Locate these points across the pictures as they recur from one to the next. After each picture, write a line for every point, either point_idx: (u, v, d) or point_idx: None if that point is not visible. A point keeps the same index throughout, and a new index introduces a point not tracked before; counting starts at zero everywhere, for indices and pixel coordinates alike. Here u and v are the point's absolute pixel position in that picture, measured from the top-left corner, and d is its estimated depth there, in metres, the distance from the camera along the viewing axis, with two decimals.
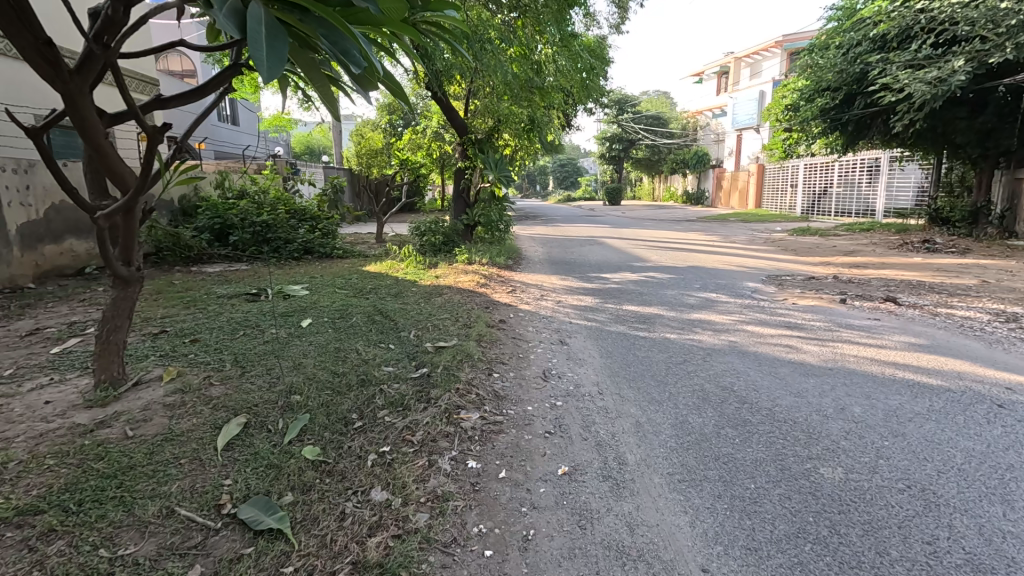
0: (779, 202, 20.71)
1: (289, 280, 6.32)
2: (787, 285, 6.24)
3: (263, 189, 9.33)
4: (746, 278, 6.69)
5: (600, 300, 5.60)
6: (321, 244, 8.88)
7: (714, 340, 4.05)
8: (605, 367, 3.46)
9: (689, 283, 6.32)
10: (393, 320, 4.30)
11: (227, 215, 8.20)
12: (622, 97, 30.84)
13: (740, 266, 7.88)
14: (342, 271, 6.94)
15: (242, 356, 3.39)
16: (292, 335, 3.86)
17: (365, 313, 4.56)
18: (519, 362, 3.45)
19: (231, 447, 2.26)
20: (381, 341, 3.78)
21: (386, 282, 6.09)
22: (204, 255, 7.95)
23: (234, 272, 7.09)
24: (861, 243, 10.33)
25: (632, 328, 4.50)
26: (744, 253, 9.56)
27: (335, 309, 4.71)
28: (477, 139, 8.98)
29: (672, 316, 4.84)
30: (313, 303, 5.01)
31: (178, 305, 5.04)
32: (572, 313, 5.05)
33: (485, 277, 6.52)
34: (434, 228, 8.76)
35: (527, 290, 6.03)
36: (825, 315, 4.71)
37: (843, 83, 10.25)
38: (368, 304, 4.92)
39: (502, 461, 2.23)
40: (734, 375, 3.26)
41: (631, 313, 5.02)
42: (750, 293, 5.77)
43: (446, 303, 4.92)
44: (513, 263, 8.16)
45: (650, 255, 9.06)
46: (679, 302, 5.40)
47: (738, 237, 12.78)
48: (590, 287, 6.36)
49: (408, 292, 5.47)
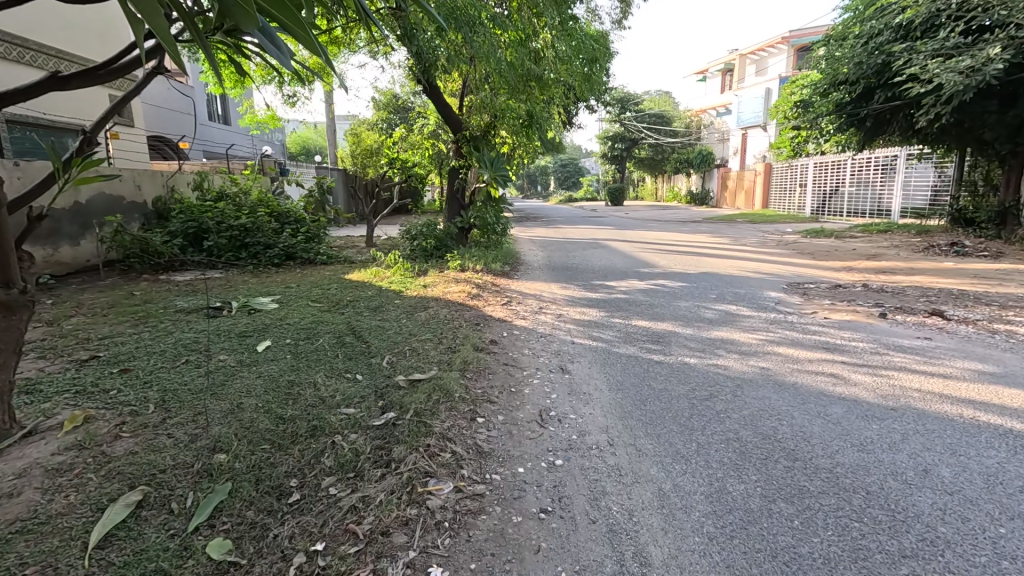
0: (787, 202, 20.07)
1: (260, 291, 5.70)
2: (813, 295, 5.61)
3: (244, 191, 8.73)
4: (766, 286, 6.08)
5: (605, 314, 4.98)
6: (305, 248, 8.26)
7: (743, 367, 3.41)
8: (614, 405, 2.84)
9: (703, 293, 5.69)
10: (366, 343, 3.68)
11: (202, 218, 7.60)
12: (625, 95, 30.22)
13: (756, 271, 7.25)
14: (322, 279, 6.34)
15: (173, 394, 2.77)
16: (242, 364, 3.23)
17: (335, 334, 3.93)
18: (510, 401, 2.82)
19: (107, 542, 1.65)
20: (346, 371, 3.17)
21: (368, 293, 5.47)
22: (176, 262, 7.34)
23: (205, 281, 6.48)
24: (882, 246, 9.65)
25: (643, 350, 3.87)
26: (758, 258, 8.93)
27: (301, 329, 4.09)
28: (472, 136, 8.40)
29: (689, 334, 4.22)
30: (279, 319, 4.39)
31: (126, 323, 4.41)
32: (574, 330, 4.41)
33: (478, 286, 5.91)
34: (426, 232, 8.14)
35: (524, 302, 5.40)
36: (866, 332, 4.09)
37: (861, 76, 9.55)
38: (341, 321, 4.30)
39: (479, 563, 1.62)
40: (776, 419, 2.64)
41: (642, 330, 4.39)
42: (773, 304, 5.14)
43: (430, 320, 4.30)
44: (511, 269, 7.55)
45: (658, 260, 8.43)
46: (695, 316, 4.78)
47: (748, 239, 12.12)
48: (594, 298, 5.74)
49: (390, 305, 4.86)
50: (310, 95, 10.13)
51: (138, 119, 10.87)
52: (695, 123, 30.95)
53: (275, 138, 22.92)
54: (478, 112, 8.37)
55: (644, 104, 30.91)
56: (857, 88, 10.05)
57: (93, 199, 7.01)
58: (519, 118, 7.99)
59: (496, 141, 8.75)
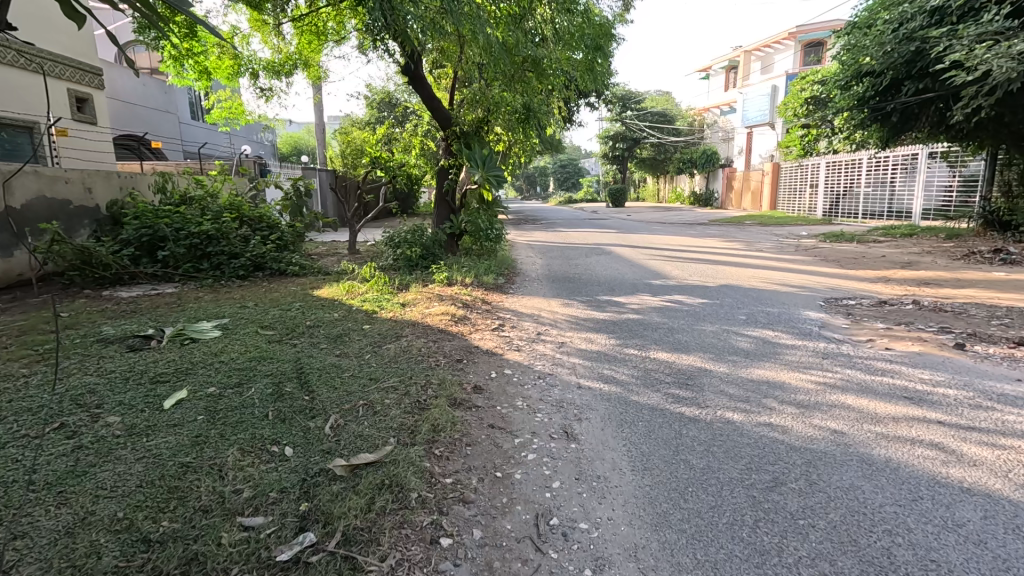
0: (796, 203, 19.23)
1: (207, 312, 4.83)
2: (860, 316, 4.76)
3: (211, 193, 7.88)
4: (802, 304, 5.22)
5: (617, 342, 4.10)
6: (275, 258, 7.39)
7: (809, 430, 2.54)
8: (642, 503, 1.99)
9: (729, 314, 4.83)
10: (311, 395, 2.82)
11: (158, 224, 6.70)
12: (625, 93, 29.40)
13: (784, 284, 6.40)
14: (286, 296, 5.49)
15: (2, 492, 1.89)
16: (132, 432, 2.36)
17: (274, 379, 3.06)
18: (492, 499, 1.97)
19: None
20: (270, 445, 2.32)
21: (333, 316, 4.60)
22: (126, 274, 6.48)
23: (152, 299, 5.62)
24: (913, 252, 8.80)
25: (670, 399, 3.01)
26: (780, 266, 8.11)
27: (236, 369, 3.23)
28: (463, 132, 7.60)
29: (726, 374, 3.35)
30: (213, 355, 3.52)
31: (24, 359, 3.56)
32: (580, 367, 3.55)
33: (465, 306, 5.05)
34: (410, 240, 7.28)
35: (518, 325, 4.53)
36: (948, 372, 3.23)
37: (889, 66, 8.73)
38: (289, 358, 3.45)
39: None
40: (884, 533, 1.79)
41: (665, 367, 3.52)
42: (818, 330, 4.28)
43: (401, 356, 3.44)
44: (506, 282, 6.67)
45: (669, 270, 7.56)
46: (727, 346, 3.91)
47: (763, 244, 11.26)
48: (601, 319, 4.86)
49: (356, 333, 4.01)
50: (287, 88, 9.35)
51: (101, 116, 10.04)
52: (698, 122, 30.07)
53: (262, 137, 21.98)
54: (470, 105, 7.56)
55: (646, 102, 29.94)
56: (883, 81, 9.23)
57: (30, 203, 6.27)
58: (515, 112, 7.23)
59: (489, 138, 7.93)
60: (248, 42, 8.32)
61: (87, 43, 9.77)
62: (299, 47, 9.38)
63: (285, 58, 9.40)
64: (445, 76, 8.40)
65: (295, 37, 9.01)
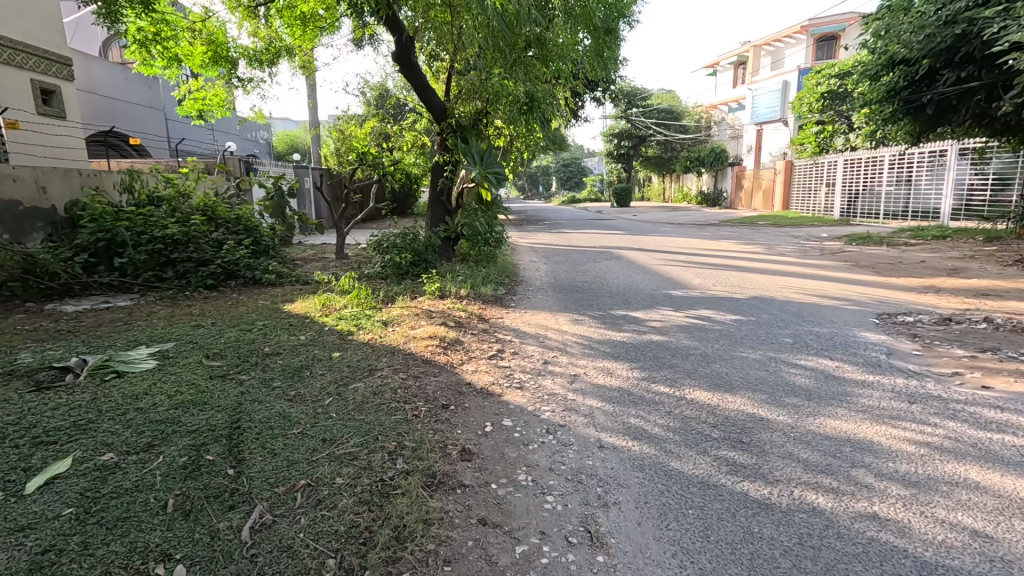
0: (810, 203, 18.42)
1: (152, 334, 4.06)
2: (928, 338, 3.99)
3: (183, 192, 7.13)
4: (854, 322, 4.44)
5: (642, 375, 3.33)
6: (249, 264, 6.66)
7: (937, 530, 1.78)
8: None
9: (770, 336, 4.04)
10: (240, 467, 2.07)
11: (116, 228, 5.93)
12: (630, 89, 28.58)
13: (823, 295, 5.62)
14: (251, 313, 4.72)
15: None
16: None
17: (198, 439, 2.29)
18: None
19: None
20: (151, 563, 1.56)
21: (298, 339, 3.83)
22: (77, 284, 5.75)
23: (98, 315, 4.88)
24: (954, 257, 8.02)
25: (725, 468, 2.24)
26: (810, 271, 7.36)
27: (154, 422, 2.47)
28: (459, 126, 6.92)
29: (790, 427, 2.58)
30: (133, 399, 2.75)
31: None
32: (600, 415, 2.76)
33: (457, 326, 4.26)
34: (400, 245, 6.50)
35: (521, 352, 3.75)
36: None
37: (928, 52, 7.95)
38: (227, 404, 2.68)
39: None
40: None
41: (708, 415, 2.74)
42: (886, 359, 3.49)
43: (369, 401, 2.68)
44: (507, 292, 5.90)
45: (688, 278, 6.76)
46: (781, 382, 3.14)
47: (783, 247, 10.43)
48: (619, 342, 4.08)
49: (319, 366, 3.23)
50: (271, 79, 8.61)
51: (70, 109, 9.30)
52: (705, 119, 29.19)
53: (255, 135, 21.19)
54: (467, 96, 6.85)
55: (651, 98, 29.08)
56: (919, 69, 8.45)
57: None
58: (517, 101, 6.52)
59: (488, 132, 7.20)
60: (225, 26, 7.56)
61: (55, 30, 9.01)
62: (283, 34, 8.66)
63: (267, 46, 8.62)
64: (441, 65, 7.66)
65: (278, 23, 8.27)
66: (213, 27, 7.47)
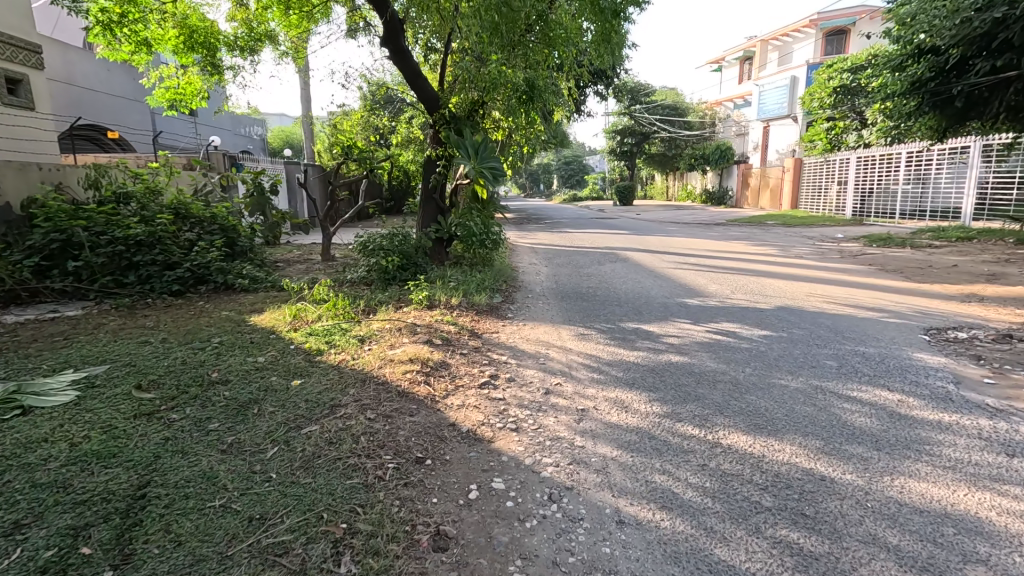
0: (820, 202, 17.80)
1: (87, 354, 3.48)
2: (994, 361, 3.39)
3: (152, 188, 6.52)
4: (903, 340, 3.84)
5: (663, 411, 2.74)
6: (221, 268, 6.08)
7: None
8: None
9: (810, 358, 3.46)
10: (123, 569, 1.48)
11: (71, 228, 5.35)
12: (633, 85, 27.92)
13: (857, 305, 5.02)
14: (209, 326, 4.13)
15: None
16: None
17: (78, 519, 1.70)
18: None
19: None
20: None
21: (252, 362, 3.23)
22: (27, 291, 5.17)
23: (37, 327, 4.29)
24: (988, 261, 7.41)
25: (790, 560, 1.65)
26: (834, 276, 6.75)
27: (35, 489, 1.87)
28: (452, 116, 6.32)
29: (864, 493, 1.99)
30: (20, 451, 2.14)
31: None
32: (616, 471, 2.17)
33: (442, 344, 3.66)
34: (387, 247, 5.92)
35: (517, 379, 3.16)
36: None
37: (962, 38, 7.35)
38: (139, 458, 2.08)
39: None
40: None
41: (753, 472, 2.15)
42: (955, 390, 2.91)
43: (320, 456, 2.09)
44: (503, 300, 5.32)
45: (702, 284, 6.17)
46: (837, 423, 2.55)
47: (798, 248, 9.83)
48: (631, 364, 3.49)
49: (267, 403, 2.62)
50: (253, 67, 8.01)
51: (39, 100, 8.69)
52: (709, 115, 28.56)
53: (248, 130, 20.60)
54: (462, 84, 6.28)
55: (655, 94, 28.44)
56: (948, 59, 7.89)
57: None
58: (516, 90, 5.92)
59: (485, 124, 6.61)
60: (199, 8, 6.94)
61: (23, 15, 8.42)
62: (267, 19, 8.05)
63: (249, 33, 8.02)
64: (437, 55, 7.11)
65: (260, 7, 7.66)
66: (186, 8, 6.85)
